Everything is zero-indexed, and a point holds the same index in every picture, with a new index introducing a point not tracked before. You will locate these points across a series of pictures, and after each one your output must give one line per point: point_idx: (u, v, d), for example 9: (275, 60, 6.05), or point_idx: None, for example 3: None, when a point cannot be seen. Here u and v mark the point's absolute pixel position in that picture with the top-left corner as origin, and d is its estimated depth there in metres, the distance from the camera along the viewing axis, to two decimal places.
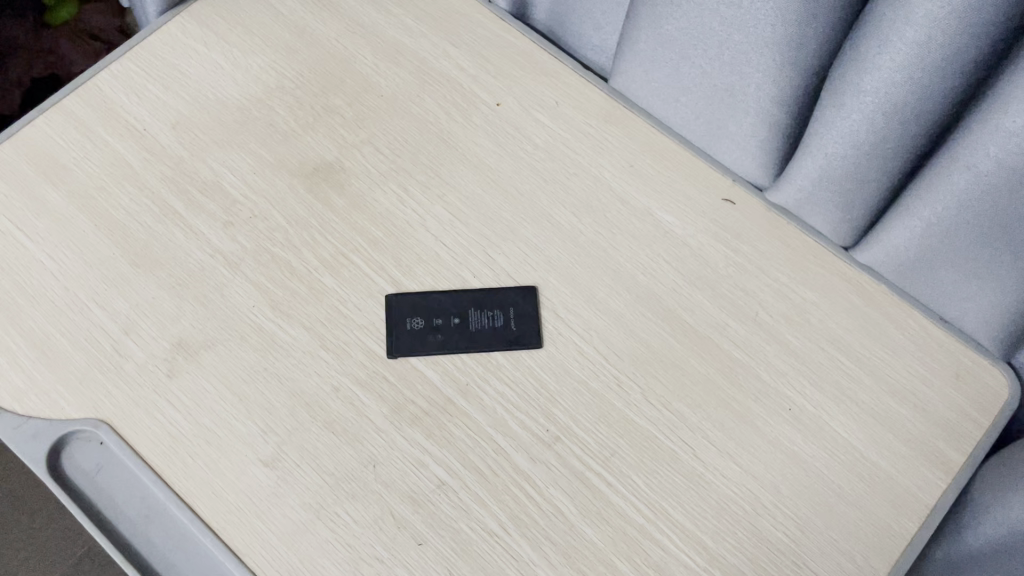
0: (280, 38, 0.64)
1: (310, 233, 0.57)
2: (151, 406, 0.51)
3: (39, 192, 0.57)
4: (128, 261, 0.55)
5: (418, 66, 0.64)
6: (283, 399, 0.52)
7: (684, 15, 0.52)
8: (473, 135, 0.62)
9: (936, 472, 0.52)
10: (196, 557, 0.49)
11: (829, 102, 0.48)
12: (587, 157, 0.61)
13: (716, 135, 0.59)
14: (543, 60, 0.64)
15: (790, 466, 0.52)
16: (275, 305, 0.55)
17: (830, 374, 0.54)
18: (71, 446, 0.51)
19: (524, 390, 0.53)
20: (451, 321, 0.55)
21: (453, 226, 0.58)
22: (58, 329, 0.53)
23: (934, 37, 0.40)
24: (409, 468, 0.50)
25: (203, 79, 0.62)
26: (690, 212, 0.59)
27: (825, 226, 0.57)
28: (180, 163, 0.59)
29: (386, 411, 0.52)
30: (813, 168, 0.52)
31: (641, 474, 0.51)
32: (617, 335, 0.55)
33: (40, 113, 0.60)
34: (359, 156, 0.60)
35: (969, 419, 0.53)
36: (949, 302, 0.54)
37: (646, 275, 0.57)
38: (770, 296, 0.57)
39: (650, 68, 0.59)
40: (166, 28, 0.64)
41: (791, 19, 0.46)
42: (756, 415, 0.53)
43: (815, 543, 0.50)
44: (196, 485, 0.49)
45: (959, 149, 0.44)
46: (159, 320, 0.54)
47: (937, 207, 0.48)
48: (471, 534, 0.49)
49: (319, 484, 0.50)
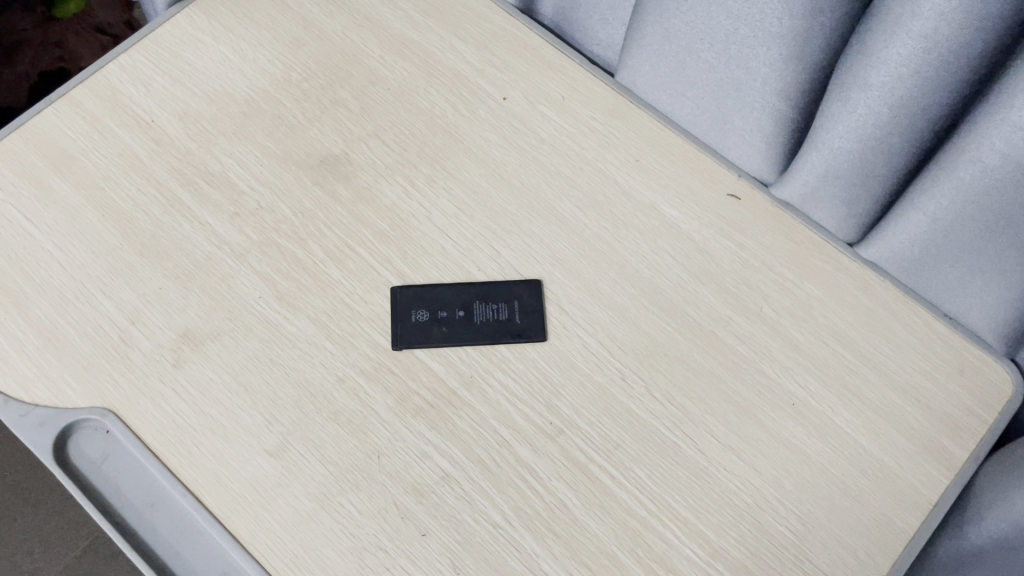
0: (287, 31, 0.65)
1: (316, 225, 0.57)
2: (156, 395, 0.51)
3: (47, 182, 0.58)
4: (134, 251, 0.56)
5: (425, 59, 0.64)
6: (288, 390, 0.52)
7: (691, 9, 0.53)
8: (478, 128, 0.62)
9: (940, 468, 0.52)
10: (200, 546, 0.49)
11: (835, 97, 0.48)
12: (593, 152, 0.61)
13: (722, 130, 0.59)
14: (549, 54, 0.65)
15: (793, 461, 0.52)
16: (280, 296, 0.55)
17: (834, 369, 0.54)
18: (77, 434, 0.51)
19: (528, 382, 0.53)
20: (456, 314, 0.55)
21: (458, 219, 0.58)
22: (65, 318, 0.53)
23: (940, 31, 0.40)
24: (413, 459, 0.50)
25: (212, 71, 0.62)
26: (695, 207, 0.59)
27: (830, 221, 0.57)
28: (187, 154, 0.59)
29: (390, 401, 0.52)
30: (818, 163, 0.52)
31: (644, 467, 0.51)
32: (621, 328, 0.55)
33: (48, 103, 0.60)
34: (365, 148, 0.60)
35: (973, 414, 0.53)
36: (953, 297, 0.55)
37: (651, 269, 0.57)
38: (775, 291, 0.57)
39: (657, 62, 0.59)
40: (174, 20, 0.64)
41: (798, 13, 0.46)
42: (759, 409, 0.53)
43: (818, 538, 0.50)
44: (201, 474, 0.49)
45: (965, 143, 0.44)
46: (166, 310, 0.54)
47: (941, 201, 0.48)
48: (474, 525, 0.49)
49: (323, 474, 0.50)
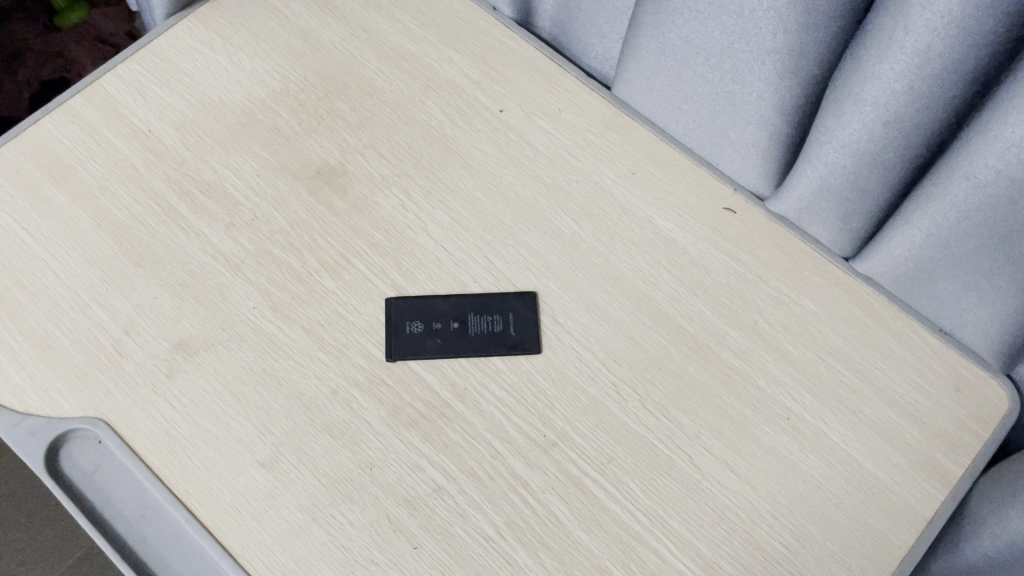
0: (286, 43, 0.65)
1: (311, 236, 0.58)
2: (149, 405, 0.51)
3: (44, 191, 0.58)
4: (129, 261, 0.56)
5: (422, 71, 0.64)
6: (281, 401, 0.52)
7: (685, 24, 0.52)
8: (475, 140, 0.62)
9: (934, 484, 0.52)
10: (191, 557, 0.49)
11: (829, 112, 0.48)
12: (589, 165, 0.61)
13: (718, 144, 0.59)
14: (546, 67, 0.65)
15: (787, 475, 0.52)
16: (275, 306, 0.55)
17: (829, 384, 0.54)
18: (68, 444, 0.51)
19: (522, 395, 0.53)
20: (451, 326, 0.55)
21: (454, 231, 0.58)
22: (59, 328, 0.53)
23: (934, 47, 0.40)
24: (406, 471, 0.50)
25: (209, 82, 0.62)
26: (690, 220, 0.59)
27: (825, 235, 0.57)
28: (183, 164, 0.59)
29: (384, 414, 0.52)
30: (813, 176, 0.52)
31: (638, 481, 0.51)
32: (616, 341, 0.55)
33: (46, 112, 0.60)
34: (362, 160, 0.61)
35: (968, 431, 0.53)
36: (948, 312, 0.54)
37: (646, 283, 0.57)
38: (770, 305, 0.57)
39: (652, 75, 0.59)
40: (172, 32, 0.64)
41: (792, 29, 0.46)
42: (753, 423, 0.53)
43: (812, 554, 0.50)
44: (193, 485, 0.49)
45: (959, 159, 0.44)
46: (159, 320, 0.54)
47: (936, 217, 0.48)
48: (466, 538, 0.49)
49: (316, 485, 0.50)
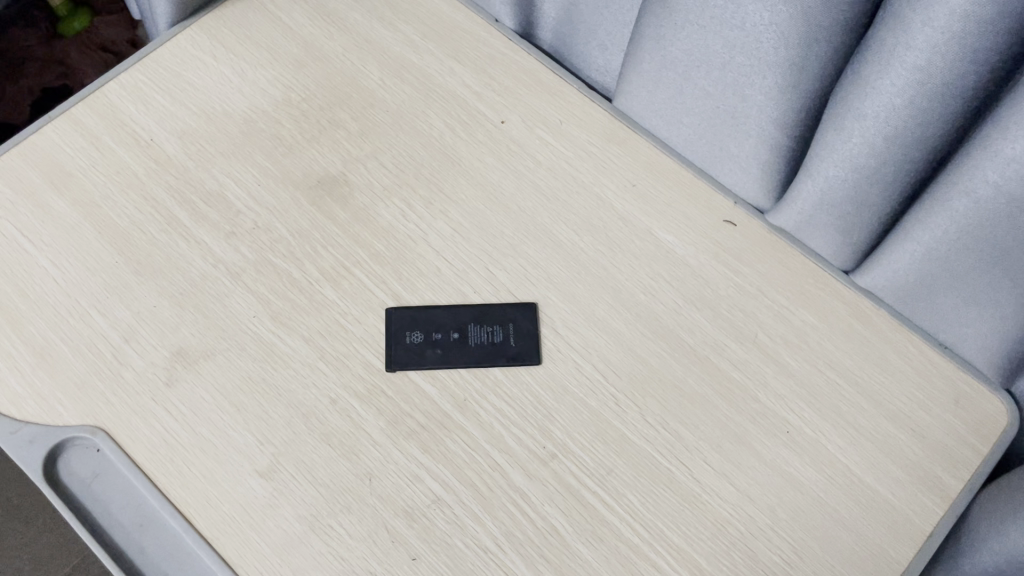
0: (288, 53, 0.65)
1: (312, 245, 0.58)
2: (148, 414, 0.51)
3: (45, 199, 0.58)
4: (130, 270, 0.56)
5: (424, 82, 0.65)
6: (280, 411, 0.52)
7: (687, 37, 0.53)
8: (476, 150, 0.62)
9: (933, 498, 0.52)
10: (188, 566, 0.48)
11: (829, 127, 0.48)
12: (589, 176, 0.61)
13: (718, 157, 0.59)
14: (548, 78, 0.65)
15: (786, 488, 0.52)
16: (275, 315, 0.55)
17: (828, 398, 0.54)
18: (67, 452, 0.51)
19: (521, 406, 0.53)
20: (451, 336, 0.55)
21: (455, 242, 0.58)
22: (59, 336, 0.53)
23: (934, 63, 0.40)
24: (405, 482, 0.50)
25: (212, 91, 0.63)
26: (690, 232, 0.59)
27: (825, 248, 0.58)
28: (185, 173, 0.59)
29: (383, 423, 0.52)
30: (813, 190, 0.53)
31: (638, 493, 0.51)
32: (616, 353, 0.55)
33: (49, 121, 0.60)
34: (363, 170, 0.61)
35: (967, 445, 0.53)
36: (948, 327, 0.55)
37: (646, 295, 0.57)
38: (770, 318, 0.57)
39: (653, 88, 0.59)
40: (175, 41, 0.65)
41: (793, 43, 0.46)
42: (753, 436, 0.53)
43: (811, 567, 0.49)
44: (191, 494, 0.49)
45: (959, 175, 0.44)
46: (159, 328, 0.54)
47: (936, 231, 0.48)
48: (465, 550, 0.49)
49: (315, 495, 0.49)
